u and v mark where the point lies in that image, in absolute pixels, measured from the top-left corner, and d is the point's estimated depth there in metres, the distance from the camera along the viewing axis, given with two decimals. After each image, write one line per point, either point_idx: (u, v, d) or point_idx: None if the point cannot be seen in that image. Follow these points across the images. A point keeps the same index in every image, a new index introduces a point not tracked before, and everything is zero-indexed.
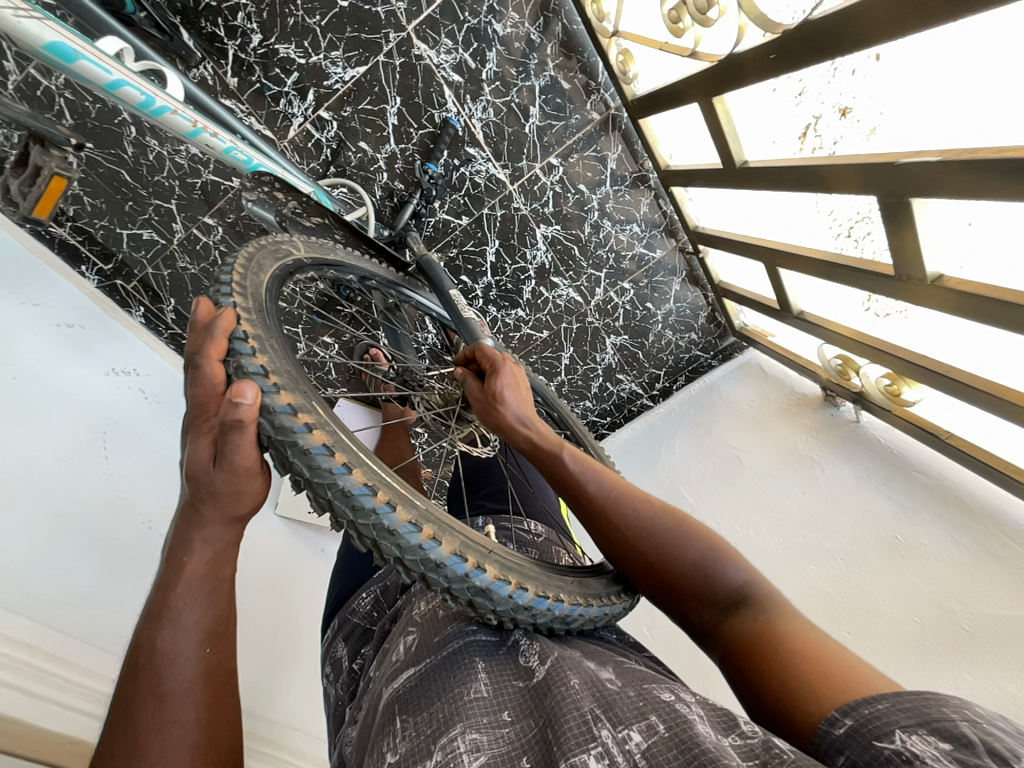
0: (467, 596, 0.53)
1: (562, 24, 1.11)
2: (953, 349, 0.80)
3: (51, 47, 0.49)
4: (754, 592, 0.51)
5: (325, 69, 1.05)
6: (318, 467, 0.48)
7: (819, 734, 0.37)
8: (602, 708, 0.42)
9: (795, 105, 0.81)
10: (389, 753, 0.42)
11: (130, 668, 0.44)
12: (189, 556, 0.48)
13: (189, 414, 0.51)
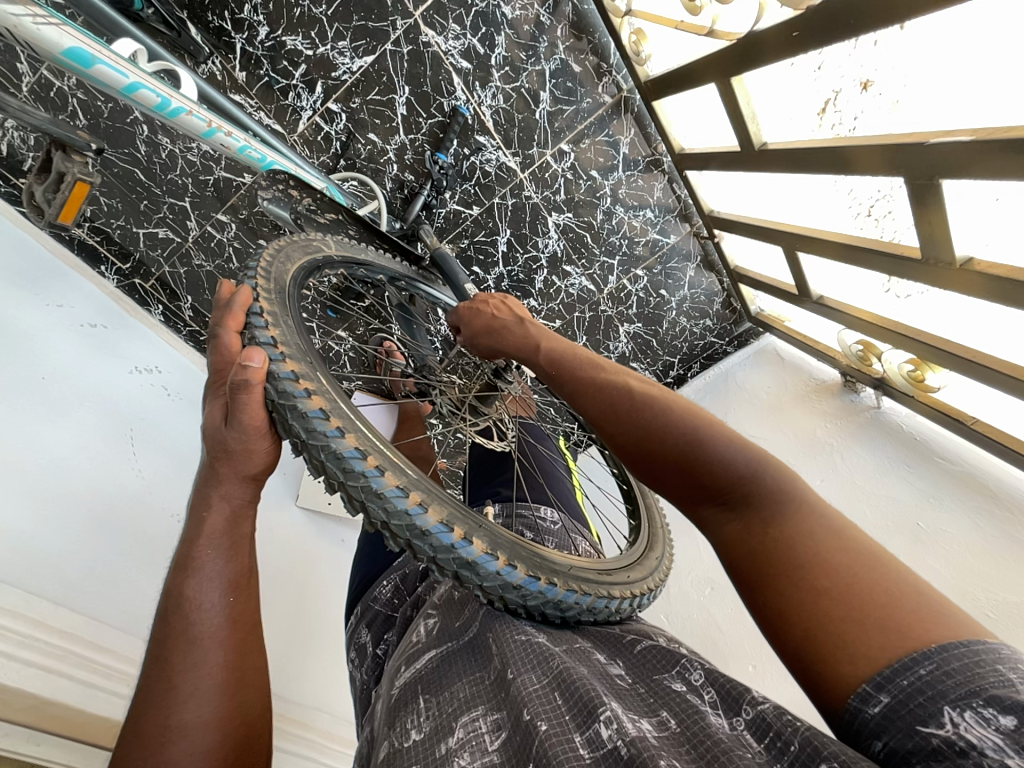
0: (453, 568, 0.47)
1: (572, 4, 1.08)
2: (973, 330, 0.79)
3: (70, 53, 0.49)
4: (766, 489, 0.46)
5: (333, 60, 1.04)
6: (312, 428, 0.44)
7: (849, 706, 0.35)
8: (612, 690, 0.43)
9: (814, 75, 0.77)
10: (413, 730, 0.43)
11: (161, 613, 0.43)
12: (207, 512, 0.45)
13: (208, 380, 0.49)
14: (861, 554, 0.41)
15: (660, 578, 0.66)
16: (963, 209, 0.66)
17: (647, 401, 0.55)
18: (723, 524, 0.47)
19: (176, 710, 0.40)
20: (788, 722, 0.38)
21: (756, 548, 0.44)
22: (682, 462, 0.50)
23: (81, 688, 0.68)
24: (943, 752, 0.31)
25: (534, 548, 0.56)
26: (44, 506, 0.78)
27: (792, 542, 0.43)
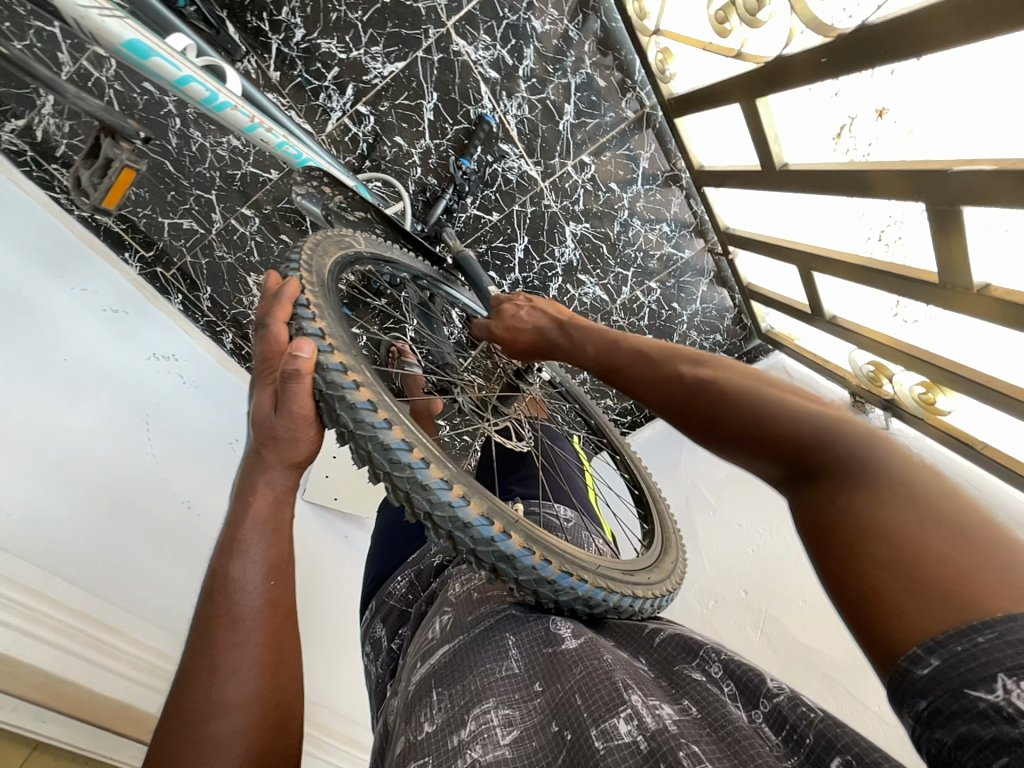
0: (491, 561, 0.47)
1: (601, 21, 1.11)
2: (982, 355, 0.80)
3: (129, 44, 0.52)
4: (842, 447, 0.42)
5: (365, 64, 1.07)
6: (360, 419, 0.45)
7: (898, 667, 0.33)
8: (633, 680, 0.44)
9: (832, 99, 0.79)
10: (426, 723, 0.44)
11: (207, 593, 0.44)
12: (255, 493, 0.46)
13: (254, 370, 0.50)
14: (945, 518, 0.35)
15: (677, 581, 0.67)
16: (981, 235, 0.67)
17: (695, 384, 0.54)
18: (794, 486, 0.44)
19: (220, 686, 0.40)
20: (802, 714, 0.39)
21: (819, 508, 0.41)
22: (742, 432, 0.48)
23: (87, 667, 0.68)
24: (988, 716, 0.28)
25: (566, 545, 0.56)
26: (60, 484, 0.79)
27: (857, 500, 0.38)
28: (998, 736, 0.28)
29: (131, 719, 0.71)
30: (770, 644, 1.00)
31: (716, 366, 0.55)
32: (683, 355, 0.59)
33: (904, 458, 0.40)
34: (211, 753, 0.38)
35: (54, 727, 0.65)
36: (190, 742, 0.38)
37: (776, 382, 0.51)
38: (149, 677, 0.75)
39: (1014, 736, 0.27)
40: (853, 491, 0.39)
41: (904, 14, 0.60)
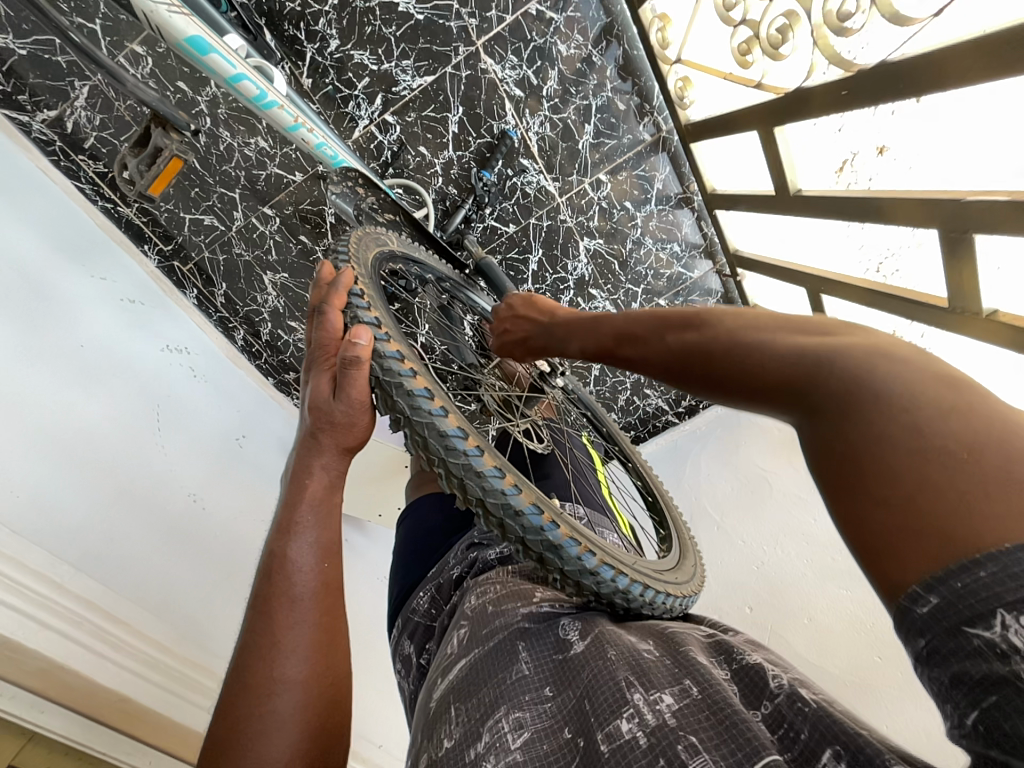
0: (539, 550, 0.48)
1: (623, 48, 1.15)
2: (979, 373, 0.82)
3: (191, 40, 0.55)
4: (837, 379, 0.38)
5: (395, 77, 1.11)
6: (418, 406, 0.46)
7: (902, 603, 0.31)
8: (636, 676, 0.43)
9: (835, 135, 0.83)
10: (445, 739, 0.44)
11: (263, 573, 0.44)
12: (310, 479, 0.46)
13: (307, 357, 0.50)
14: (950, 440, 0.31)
15: (699, 583, 0.67)
16: (992, 264, 0.69)
17: (692, 341, 0.52)
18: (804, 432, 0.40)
19: (279, 664, 0.40)
20: (798, 709, 0.38)
21: (823, 442, 0.38)
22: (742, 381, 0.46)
23: (88, 656, 0.67)
24: (982, 653, 0.27)
25: (603, 541, 0.57)
26: (71, 468, 0.78)
27: (854, 434, 0.35)
28: (988, 673, 0.27)
29: (131, 715, 0.70)
30: None
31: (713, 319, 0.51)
32: (670, 319, 0.56)
33: (906, 376, 0.35)
34: (273, 728, 0.38)
35: (51, 718, 0.62)
36: (253, 717, 0.38)
37: (771, 321, 0.47)
38: (148, 669, 0.73)
39: (1004, 674, 0.26)
40: (852, 424, 0.36)
41: (929, 52, 0.62)
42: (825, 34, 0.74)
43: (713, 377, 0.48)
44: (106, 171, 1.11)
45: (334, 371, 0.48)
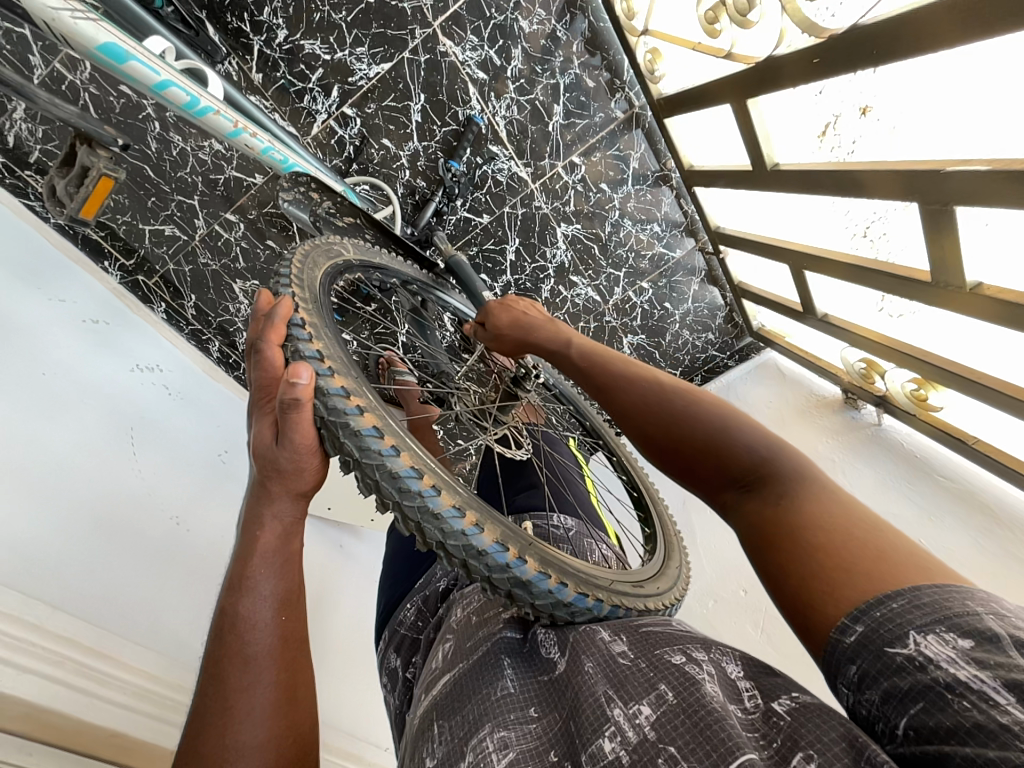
0: (507, 588, 0.47)
1: (588, 21, 1.10)
2: (965, 348, 0.79)
3: (104, 47, 0.50)
4: (777, 468, 0.49)
5: (351, 66, 1.05)
6: (366, 447, 0.44)
7: (830, 640, 0.37)
8: (614, 687, 0.42)
9: (815, 99, 0.78)
10: (428, 759, 0.42)
11: (215, 634, 0.41)
12: (260, 532, 0.44)
13: (251, 399, 0.48)
14: (860, 518, 0.43)
15: (682, 589, 0.66)
16: (977, 236, 0.65)
17: (662, 401, 0.58)
18: (739, 504, 0.50)
19: (233, 730, 0.38)
20: (774, 724, 0.36)
21: (761, 515, 0.47)
22: (699, 453, 0.53)
23: (71, 694, 0.63)
24: (905, 670, 0.32)
25: (576, 563, 0.56)
26: (42, 500, 0.76)
27: (800, 504, 0.45)
28: (914, 684, 0.32)
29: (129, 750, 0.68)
30: (770, 643, 0.99)
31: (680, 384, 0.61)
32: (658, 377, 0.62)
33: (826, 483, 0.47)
34: None
35: None
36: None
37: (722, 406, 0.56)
38: (143, 702, 0.71)
39: (925, 682, 0.31)
40: (793, 502, 0.45)
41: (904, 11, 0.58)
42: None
43: (671, 441, 0.56)
44: None
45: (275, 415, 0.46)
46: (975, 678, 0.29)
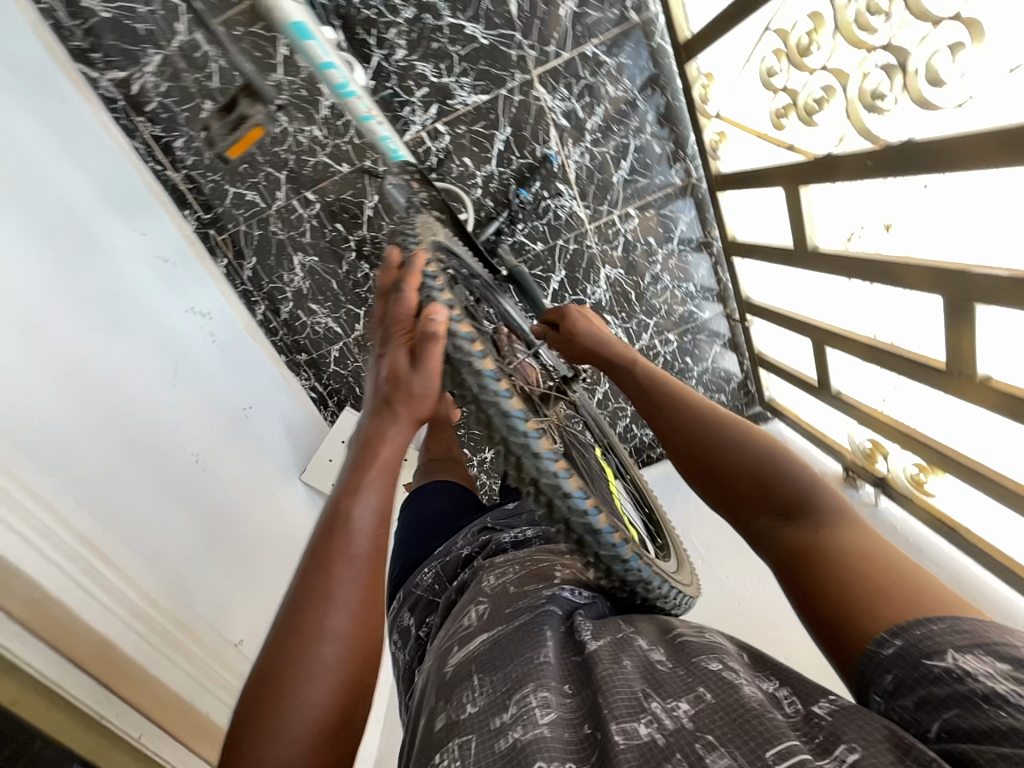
0: (580, 533, 0.50)
1: (666, 99, 1.23)
2: (962, 434, 0.86)
3: (295, 25, 0.60)
4: (816, 502, 0.51)
5: (452, 90, 1.18)
6: (485, 385, 0.50)
7: (868, 649, 0.40)
8: (649, 684, 0.44)
9: (850, 202, 0.88)
10: (468, 704, 0.46)
11: (325, 525, 0.42)
12: (382, 444, 0.45)
13: (377, 331, 0.52)
14: (897, 553, 0.46)
15: (697, 588, 0.69)
16: (990, 332, 0.72)
17: (713, 429, 0.58)
18: (776, 532, 0.51)
19: (327, 618, 0.39)
20: (816, 723, 0.39)
21: (798, 545, 0.49)
22: (742, 481, 0.54)
23: (82, 594, 0.66)
24: (943, 679, 0.36)
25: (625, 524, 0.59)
26: (85, 406, 0.78)
27: (839, 539, 0.47)
28: (953, 690, 0.35)
29: (112, 666, 0.68)
30: None
31: (731, 414, 0.59)
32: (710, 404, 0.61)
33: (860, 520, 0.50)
34: (315, 681, 0.37)
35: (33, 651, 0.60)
36: (299, 671, 0.37)
37: (768, 438, 0.56)
38: (135, 620, 0.72)
39: (963, 690, 0.34)
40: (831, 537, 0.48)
41: (920, 139, 0.68)
42: (858, 109, 0.76)
43: (718, 467, 0.56)
44: (162, 135, 1.17)
45: (408, 343, 0.49)
46: (1013, 693, 0.33)
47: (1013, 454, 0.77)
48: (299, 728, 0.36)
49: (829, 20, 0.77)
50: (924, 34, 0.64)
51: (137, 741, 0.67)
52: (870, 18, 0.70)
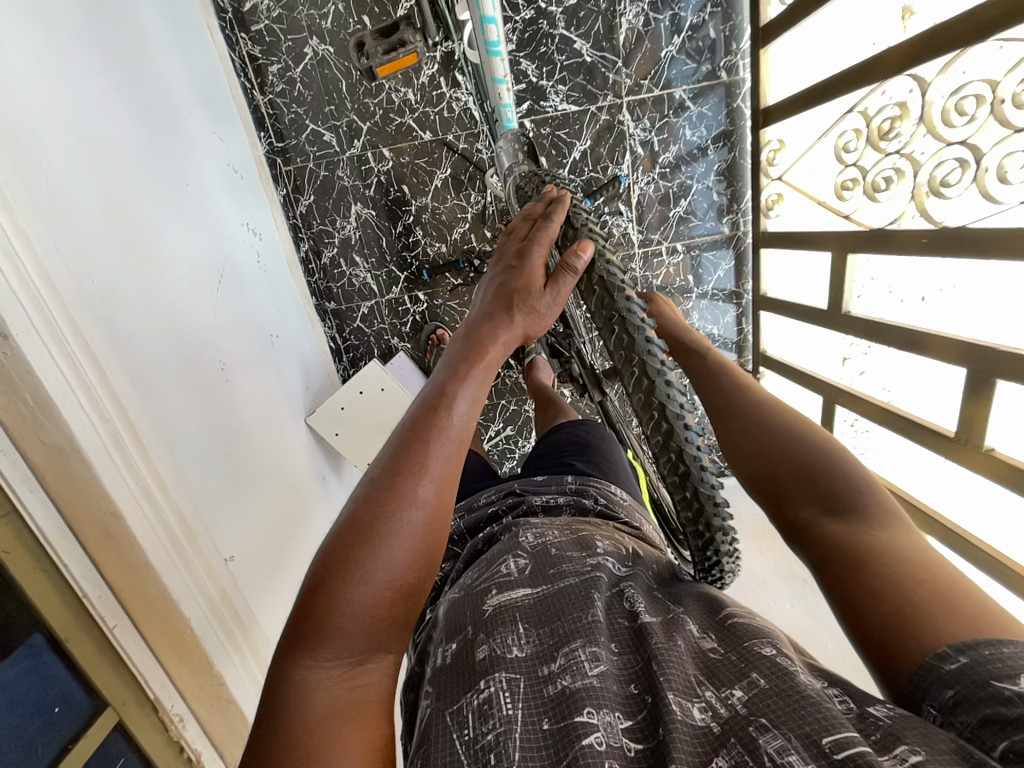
0: (694, 487, 0.45)
1: (733, 155, 1.33)
2: (962, 507, 0.94)
3: None
4: (868, 508, 0.43)
5: (547, 94, 1.27)
6: (631, 311, 0.48)
7: (923, 663, 0.33)
8: (703, 673, 0.40)
9: (884, 287, 1.02)
10: (514, 647, 0.45)
11: (424, 405, 0.45)
12: (491, 346, 0.47)
13: (511, 249, 0.54)
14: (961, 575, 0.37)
15: None
16: (1004, 407, 0.82)
17: (762, 418, 0.52)
18: (814, 530, 0.44)
19: (415, 483, 0.41)
20: (869, 720, 0.33)
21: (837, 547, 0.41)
22: (789, 475, 0.47)
23: (106, 456, 0.63)
24: None
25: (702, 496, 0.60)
26: (141, 277, 0.75)
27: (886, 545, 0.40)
28: None
29: (107, 541, 0.63)
30: None
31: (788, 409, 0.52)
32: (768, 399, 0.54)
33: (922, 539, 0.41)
34: (397, 534, 0.40)
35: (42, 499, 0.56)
36: (386, 522, 0.40)
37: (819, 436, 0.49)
38: (144, 502, 0.67)
39: None
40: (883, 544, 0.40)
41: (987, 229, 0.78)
42: (924, 192, 0.89)
43: (763, 456, 0.49)
44: (258, 56, 1.22)
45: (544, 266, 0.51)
46: None
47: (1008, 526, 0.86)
48: (380, 572, 0.38)
49: (914, 110, 0.89)
50: (1000, 138, 0.75)
51: (110, 631, 0.63)
52: (955, 115, 0.82)
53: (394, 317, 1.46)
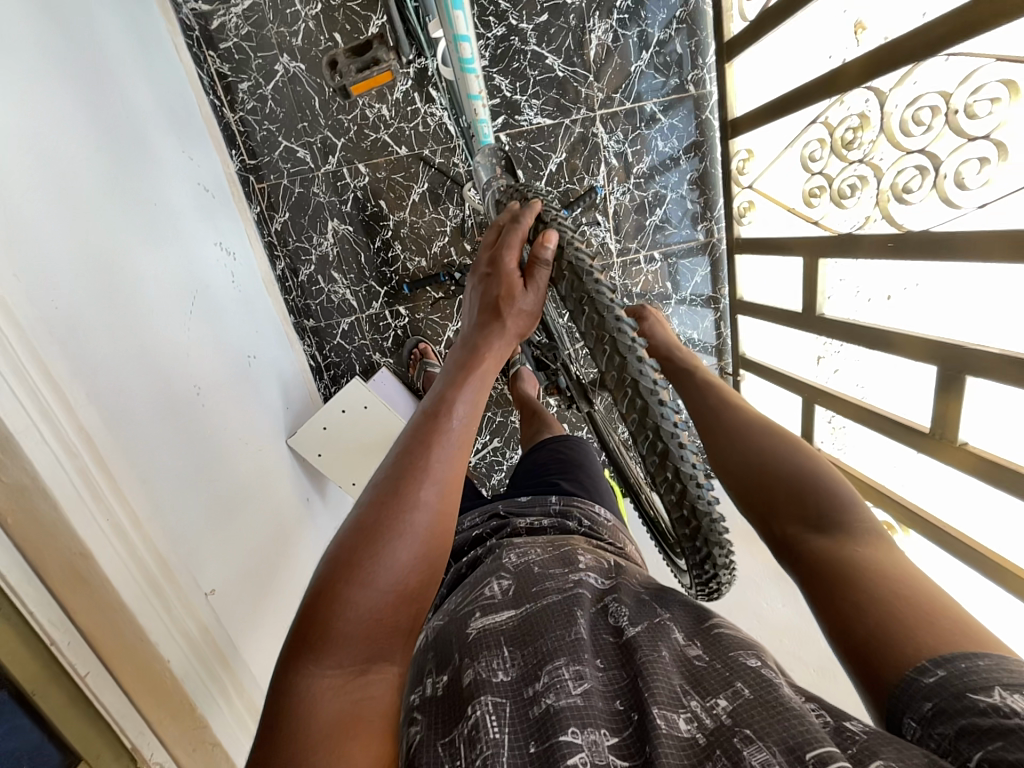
0: (674, 463, 0.46)
1: (704, 164, 1.36)
2: (941, 499, 0.97)
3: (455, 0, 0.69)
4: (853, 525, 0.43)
5: (521, 107, 1.28)
6: (599, 290, 0.48)
7: (904, 676, 0.34)
8: (688, 682, 0.39)
9: (853, 290, 1.05)
10: (498, 671, 0.43)
11: (427, 412, 0.47)
12: (486, 355, 0.50)
13: (486, 253, 0.55)
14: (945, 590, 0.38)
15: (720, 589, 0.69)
16: (977, 403, 0.84)
17: (751, 434, 0.51)
18: (804, 546, 0.44)
19: (420, 484, 0.42)
20: (847, 735, 0.33)
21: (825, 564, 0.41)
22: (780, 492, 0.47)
23: (72, 495, 0.59)
24: None
25: None
26: (109, 301, 0.72)
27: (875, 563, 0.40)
28: None
29: (79, 585, 0.59)
30: None
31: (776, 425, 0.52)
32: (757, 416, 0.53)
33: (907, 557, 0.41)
34: (405, 535, 0.40)
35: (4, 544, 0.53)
36: (393, 521, 0.40)
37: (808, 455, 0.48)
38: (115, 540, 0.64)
39: None
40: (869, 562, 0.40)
41: (948, 231, 0.82)
42: (888, 198, 0.92)
43: (752, 473, 0.49)
44: (227, 74, 1.20)
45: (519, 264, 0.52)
46: None
47: (982, 515, 0.88)
48: (385, 571, 0.39)
49: (874, 120, 0.93)
50: (957, 146, 0.80)
51: (82, 679, 0.60)
52: (913, 124, 0.86)
53: (374, 332, 1.44)
